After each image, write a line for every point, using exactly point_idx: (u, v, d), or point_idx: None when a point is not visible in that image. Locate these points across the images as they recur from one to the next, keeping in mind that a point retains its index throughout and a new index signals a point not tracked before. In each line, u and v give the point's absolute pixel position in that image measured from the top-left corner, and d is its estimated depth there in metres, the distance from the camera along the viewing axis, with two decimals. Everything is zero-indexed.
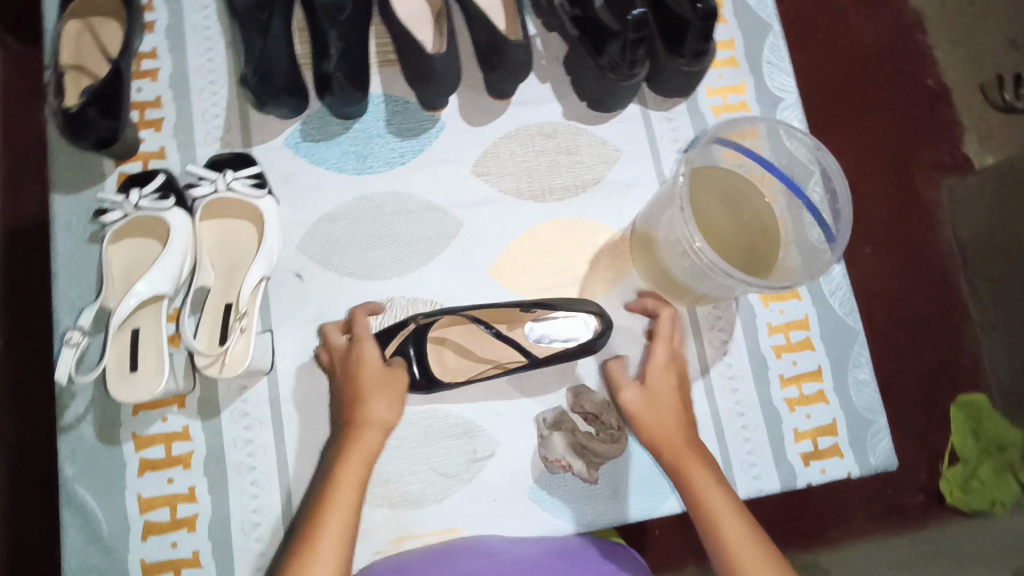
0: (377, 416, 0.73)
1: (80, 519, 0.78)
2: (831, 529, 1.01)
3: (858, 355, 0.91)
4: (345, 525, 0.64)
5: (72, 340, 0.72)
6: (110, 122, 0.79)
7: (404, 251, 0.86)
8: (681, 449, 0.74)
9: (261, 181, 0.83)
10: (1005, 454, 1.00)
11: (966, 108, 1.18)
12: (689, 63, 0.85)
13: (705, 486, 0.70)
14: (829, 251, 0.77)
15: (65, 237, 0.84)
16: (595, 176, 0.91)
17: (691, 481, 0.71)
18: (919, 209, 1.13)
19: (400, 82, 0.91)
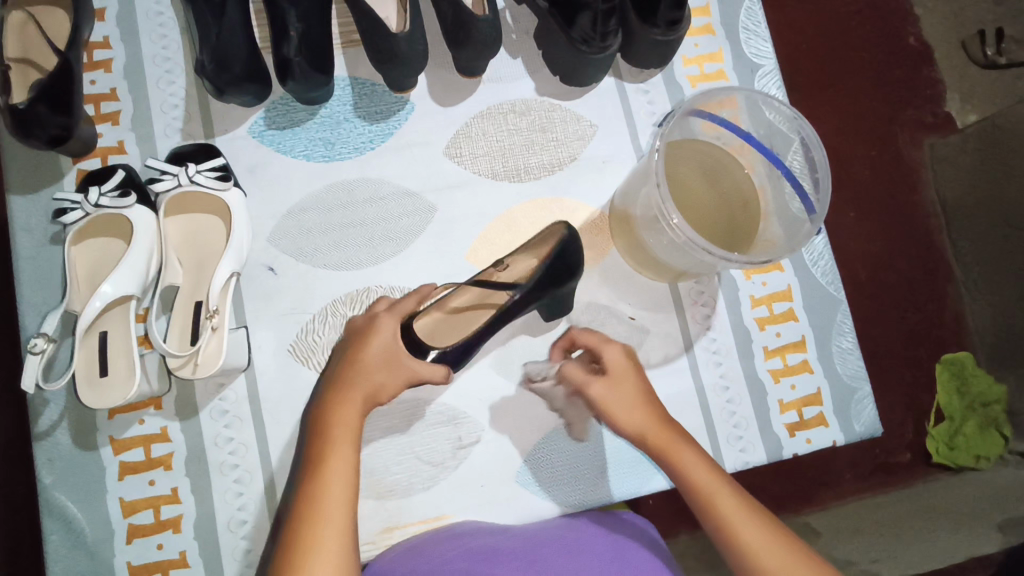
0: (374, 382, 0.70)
1: (62, 526, 0.76)
2: (820, 495, 1.02)
3: (841, 323, 0.90)
4: (348, 480, 0.62)
5: (36, 348, 0.70)
6: (63, 118, 0.75)
7: (378, 239, 0.84)
8: (649, 427, 0.70)
9: (225, 173, 0.80)
10: (989, 410, 1.01)
11: (948, 65, 1.16)
12: (663, 33, 0.82)
13: (682, 456, 0.67)
14: (809, 222, 0.76)
15: (25, 240, 0.81)
16: (571, 153, 0.89)
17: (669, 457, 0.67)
18: (902, 171, 1.12)
19: (366, 63, 0.88)
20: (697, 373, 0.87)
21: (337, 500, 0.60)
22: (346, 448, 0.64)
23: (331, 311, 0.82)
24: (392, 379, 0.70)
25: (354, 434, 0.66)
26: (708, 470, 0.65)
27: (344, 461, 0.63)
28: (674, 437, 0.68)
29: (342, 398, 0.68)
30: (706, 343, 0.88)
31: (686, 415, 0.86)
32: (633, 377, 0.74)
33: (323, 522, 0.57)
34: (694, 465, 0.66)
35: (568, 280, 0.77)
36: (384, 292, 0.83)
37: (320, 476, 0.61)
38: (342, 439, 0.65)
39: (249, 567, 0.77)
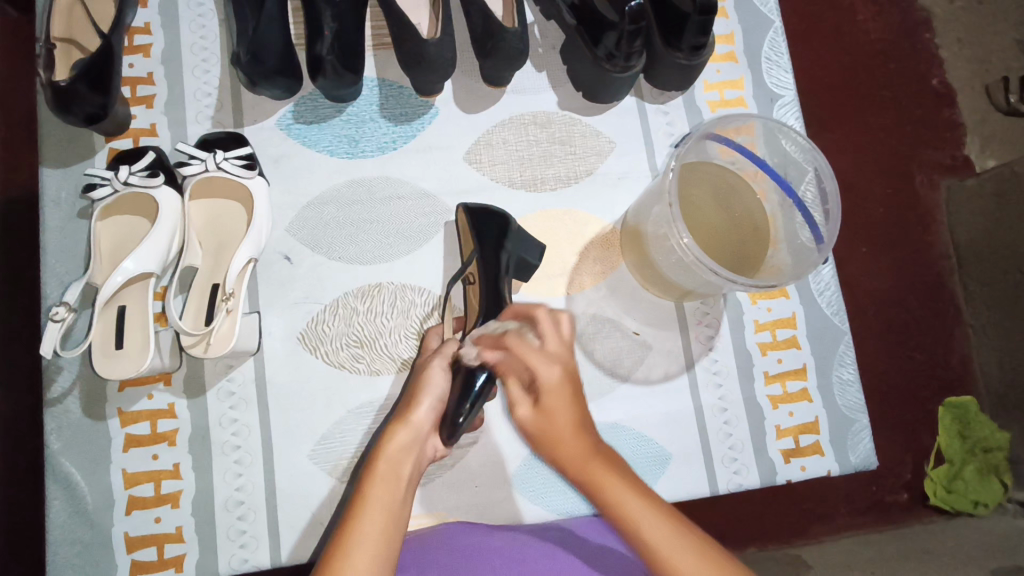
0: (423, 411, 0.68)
1: (65, 492, 0.78)
2: (812, 524, 1.02)
3: (844, 355, 0.91)
4: (385, 516, 0.58)
5: (57, 316, 0.72)
6: (101, 98, 0.78)
7: (392, 236, 0.86)
8: (585, 458, 0.61)
9: (250, 162, 0.82)
10: (990, 456, 1.00)
11: (969, 109, 1.17)
12: (686, 58, 0.84)
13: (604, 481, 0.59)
14: (817, 251, 0.77)
15: (53, 213, 0.83)
16: (588, 167, 0.91)
17: (607, 491, 0.59)
18: (917, 210, 1.12)
19: (395, 66, 0.90)
20: (697, 392, 0.88)
21: (377, 529, 0.57)
22: (393, 481, 0.62)
23: (342, 303, 0.84)
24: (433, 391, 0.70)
25: (404, 468, 0.63)
26: (650, 508, 0.57)
27: (388, 494, 0.60)
28: (607, 465, 0.60)
29: (395, 425, 0.67)
30: (707, 364, 0.89)
31: (683, 433, 0.87)
32: (570, 397, 0.63)
33: (358, 551, 0.55)
34: (632, 500, 0.57)
35: (506, 222, 0.81)
36: (396, 289, 0.85)
37: (362, 504, 0.59)
38: (391, 468, 0.62)
39: (243, 548, 0.79)
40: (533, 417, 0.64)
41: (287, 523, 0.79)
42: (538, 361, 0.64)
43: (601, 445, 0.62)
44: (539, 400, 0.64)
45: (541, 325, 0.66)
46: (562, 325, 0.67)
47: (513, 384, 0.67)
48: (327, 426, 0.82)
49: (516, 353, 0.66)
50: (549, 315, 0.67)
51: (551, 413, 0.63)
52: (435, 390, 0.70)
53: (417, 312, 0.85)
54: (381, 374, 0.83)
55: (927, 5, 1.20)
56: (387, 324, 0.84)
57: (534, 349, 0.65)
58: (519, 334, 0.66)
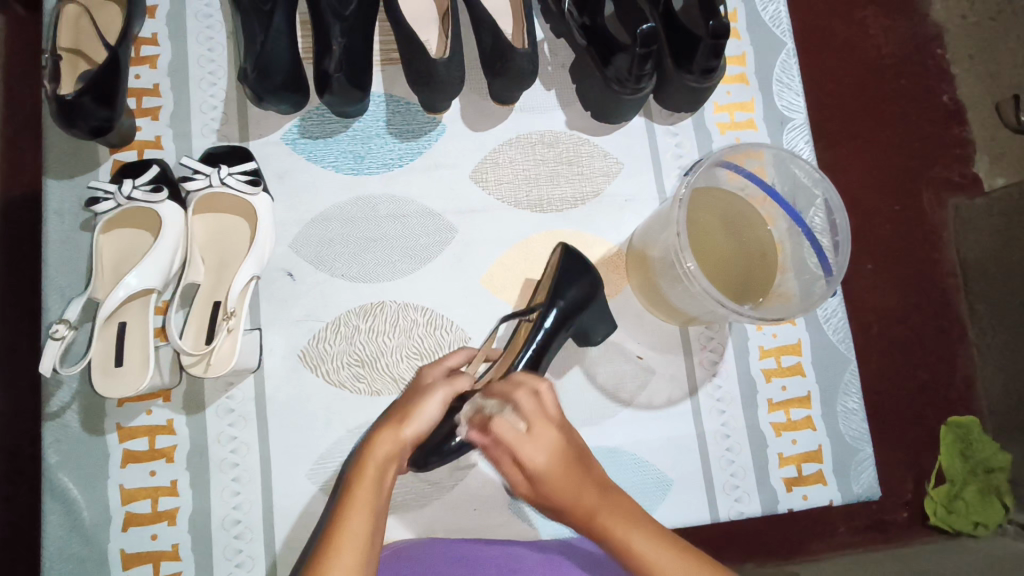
0: (420, 424, 0.68)
1: (62, 507, 0.78)
2: (811, 543, 1.01)
3: (849, 382, 0.90)
4: (372, 521, 0.60)
5: (57, 333, 0.72)
6: (106, 112, 0.78)
7: (396, 254, 0.85)
8: (593, 514, 0.60)
9: (255, 177, 0.81)
10: (991, 477, 0.99)
11: (979, 127, 1.16)
12: (696, 80, 0.83)
13: (628, 535, 0.60)
14: (825, 282, 0.76)
15: (55, 225, 0.83)
16: (595, 188, 0.90)
17: (615, 539, 0.60)
18: (925, 229, 1.11)
19: (402, 82, 0.90)
20: (700, 417, 0.87)
21: (362, 534, 0.58)
22: (380, 488, 0.63)
23: (344, 321, 0.84)
24: (431, 412, 0.69)
25: (390, 475, 0.65)
26: (660, 546, 0.59)
27: (375, 497, 0.62)
28: (617, 514, 0.61)
29: (384, 432, 0.67)
30: (710, 390, 0.88)
31: (684, 459, 0.86)
32: (565, 478, 0.59)
33: (343, 555, 0.57)
34: (638, 537, 0.60)
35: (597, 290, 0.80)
36: (398, 308, 0.85)
37: (349, 506, 0.61)
38: (379, 474, 0.64)
39: (240, 567, 0.78)
40: (530, 489, 0.61)
41: (284, 541, 0.79)
42: (525, 446, 0.59)
43: (605, 493, 0.62)
44: (534, 484, 0.59)
45: (523, 406, 0.60)
46: (544, 401, 0.61)
47: (506, 466, 0.61)
48: (327, 444, 0.81)
49: (503, 439, 0.59)
50: (528, 393, 0.61)
51: (542, 486, 0.59)
52: (431, 415, 0.69)
53: (419, 332, 0.84)
54: (381, 395, 0.82)
55: (940, 22, 1.18)
56: (389, 343, 0.84)
57: (520, 436, 0.59)
58: (502, 417, 0.60)
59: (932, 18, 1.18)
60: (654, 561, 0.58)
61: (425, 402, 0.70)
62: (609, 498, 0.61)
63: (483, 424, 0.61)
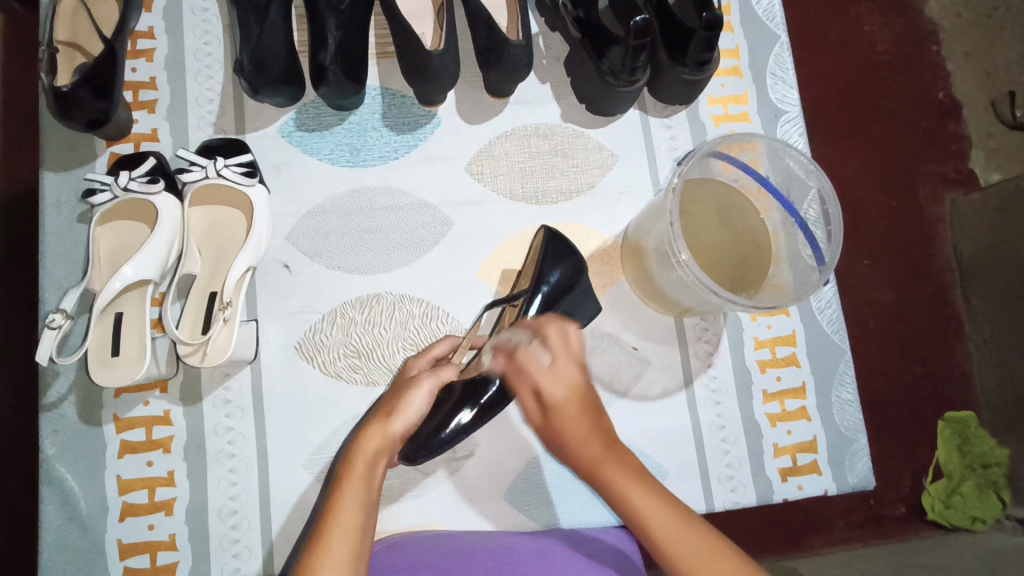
0: (404, 420, 0.69)
1: (59, 497, 0.78)
2: (807, 535, 1.01)
3: (844, 373, 0.90)
4: (362, 516, 0.60)
5: (53, 323, 0.72)
6: (102, 103, 0.78)
7: (392, 246, 0.86)
8: (596, 458, 0.67)
9: (251, 169, 0.82)
10: (989, 471, 0.98)
11: (974, 122, 1.17)
12: (690, 72, 0.84)
13: (632, 490, 0.64)
14: (818, 271, 0.76)
15: (53, 217, 0.83)
16: (590, 181, 0.91)
17: (613, 485, 0.66)
18: (921, 223, 1.12)
19: (398, 75, 0.90)
20: (696, 408, 0.88)
21: (353, 529, 0.59)
22: (370, 482, 0.64)
23: (340, 313, 0.84)
24: (415, 404, 0.70)
25: (378, 471, 0.65)
26: (655, 500, 0.63)
27: (363, 494, 0.62)
28: (623, 467, 0.66)
29: (372, 428, 0.68)
30: (705, 381, 0.88)
31: (679, 450, 0.86)
32: (577, 413, 0.70)
33: (335, 547, 0.57)
34: (638, 492, 0.64)
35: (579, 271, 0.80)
36: (394, 299, 0.85)
37: (337, 504, 0.61)
38: (366, 472, 0.64)
39: (236, 557, 0.79)
40: (541, 421, 0.72)
41: (280, 531, 0.79)
42: (545, 377, 0.70)
43: (610, 447, 0.69)
44: (546, 413, 0.71)
45: (551, 341, 0.72)
46: (570, 342, 0.72)
47: (524, 396, 0.73)
48: (323, 436, 0.81)
49: (526, 367, 0.72)
50: (558, 331, 0.72)
51: (556, 418, 0.70)
52: (417, 408, 0.70)
53: (415, 324, 0.85)
54: (377, 385, 0.83)
55: (935, 17, 1.19)
56: (385, 335, 0.84)
57: (542, 366, 0.71)
58: (529, 349, 0.72)
59: (927, 13, 1.19)
60: (643, 509, 0.63)
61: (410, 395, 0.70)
62: (616, 450, 0.68)
63: (508, 353, 0.74)
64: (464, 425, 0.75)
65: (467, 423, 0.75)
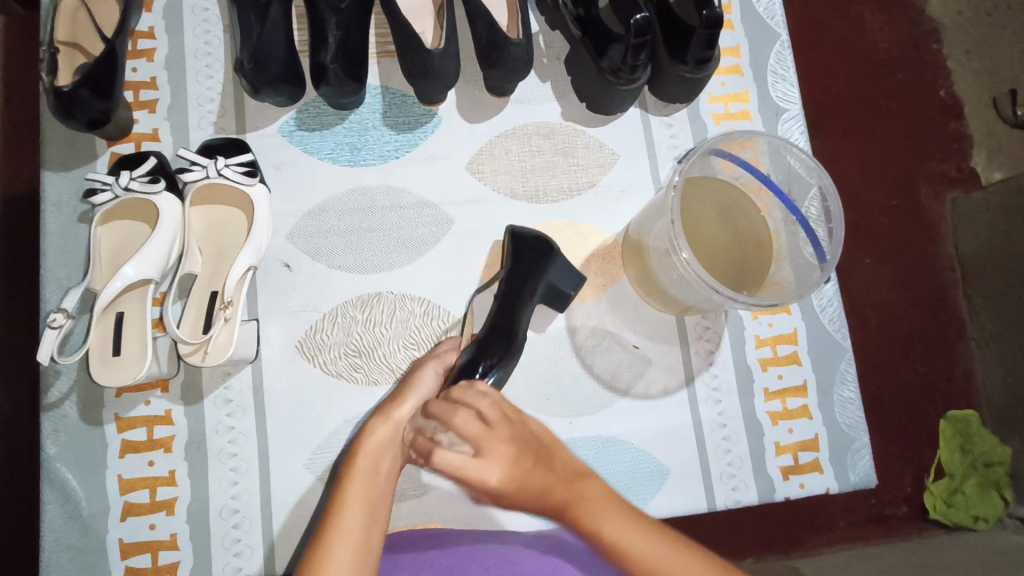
0: (408, 411, 0.70)
1: (60, 496, 0.78)
2: (809, 534, 1.01)
3: (846, 371, 0.90)
4: (366, 514, 0.61)
5: (55, 323, 0.72)
6: (103, 103, 0.78)
7: (391, 245, 0.86)
8: (559, 503, 0.60)
9: (252, 169, 0.82)
10: (992, 471, 0.98)
11: (975, 120, 1.16)
12: (691, 71, 0.84)
13: (603, 520, 0.59)
14: (819, 269, 0.76)
15: (54, 216, 0.83)
16: (591, 179, 0.91)
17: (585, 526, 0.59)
18: (922, 221, 1.11)
19: (398, 75, 0.90)
20: (697, 406, 0.87)
21: (356, 527, 0.59)
22: (373, 478, 0.64)
23: (341, 312, 0.84)
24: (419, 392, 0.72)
25: (385, 463, 0.66)
26: (638, 531, 0.58)
27: (367, 490, 0.63)
28: (588, 500, 0.60)
29: (375, 421, 0.69)
30: (707, 379, 0.88)
31: (681, 448, 0.86)
32: (525, 479, 0.60)
33: (340, 545, 0.57)
34: (610, 522, 0.58)
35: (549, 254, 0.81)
36: (394, 298, 0.85)
37: (341, 501, 0.62)
38: (369, 467, 0.65)
39: (237, 556, 0.78)
40: (498, 502, 0.61)
41: (281, 531, 0.79)
42: (474, 470, 0.59)
43: (569, 484, 0.61)
44: (497, 499, 0.60)
45: (466, 426, 0.61)
46: (484, 416, 0.61)
47: (463, 483, 0.62)
48: (324, 435, 0.81)
49: (449, 471, 0.59)
50: (484, 399, 0.63)
51: (509, 497, 0.60)
52: (424, 391, 0.72)
53: (416, 323, 0.85)
54: (378, 384, 0.83)
55: (936, 16, 1.19)
56: (386, 334, 0.84)
57: (467, 462, 0.59)
58: (444, 449, 0.60)
59: (928, 11, 1.19)
60: (624, 543, 0.57)
61: (416, 381, 0.73)
62: (577, 487, 0.61)
63: (428, 449, 0.62)
64: None
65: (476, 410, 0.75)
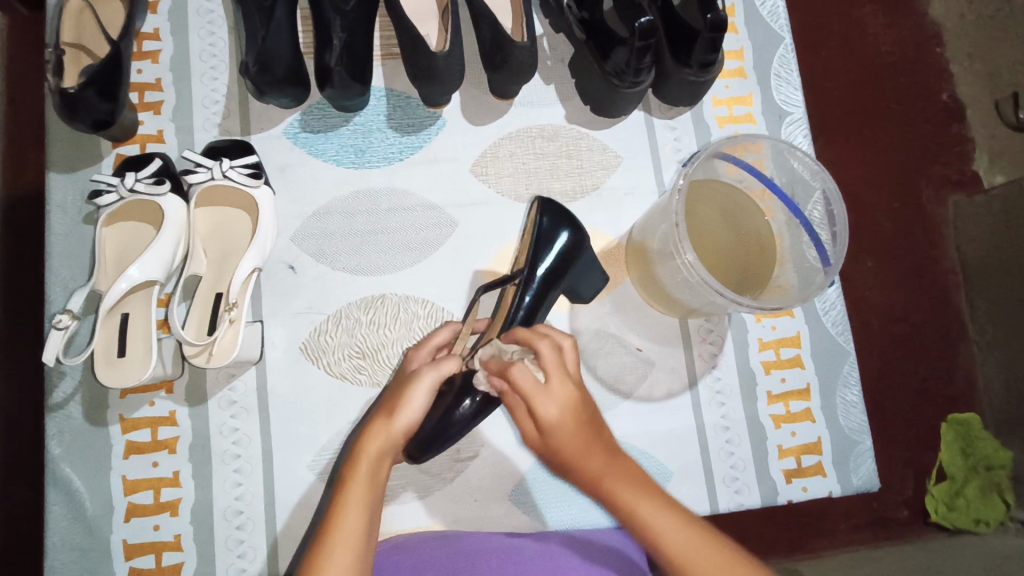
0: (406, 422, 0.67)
1: (64, 497, 0.78)
2: (811, 537, 1.01)
3: (848, 374, 0.90)
4: (366, 519, 0.60)
5: (60, 324, 0.72)
6: (109, 105, 0.78)
7: (396, 246, 0.86)
8: (601, 477, 0.62)
9: (257, 170, 0.82)
10: (993, 473, 0.98)
11: (978, 123, 1.16)
12: (695, 74, 0.84)
13: (641, 505, 0.60)
14: (822, 272, 0.76)
15: (59, 218, 0.83)
16: (594, 182, 0.91)
17: (621, 503, 0.61)
18: (924, 225, 1.12)
19: (403, 77, 0.90)
20: (700, 409, 0.88)
21: (354, 532, 0.59)
22: (374, 482, 0.63)
23: (345, 314, 0.84)
24: (411, 408, 0.67)
25: (382, 471, 0.65)
26: (679, 523, 0.59)
27: (367, 494, 0.62)
28: (627, 481, 0.62)
29: (373, 431, 0.66)
30: (710, 382, 0.88)
31: (683, 451, 0.86)
32: (574, 434, 0.62)
33: (338, 549, 0.57)
34: (649, 509, 0.60)
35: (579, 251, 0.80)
36: (398, 300, 0.85)
37: (341, 502, 0.61)
38: (370, 474, 0.63)
39: (240, 558, 0.79)
40: (541, 442, 0.64)
41: (285, 532, 0.79)
42: (539, 397, 0.61)
43: (612, 460, 0.63)
44: (545, 435, 0.62)
45: (544, 355, 0.62)
46: (565, 353, 0.63)
47: (519, 412, 0.64)
48: (328, 436, 0.82)
49: (519, 386, 0.62)
50: (551, 344, 0.63)
51: (557, 444, 0.62)
52: (416, 411, 0.67)
53: (420, 324, 0.85)
54: (382, 386, 0.83)
55: (939, 19, 1.19)
56: (389, 335, 0.84)
57: (537, 389, 0.61)
58: (521, 366, 0.62)
59: (931, 15, 1.19)
60: (659, 531, 0.58)
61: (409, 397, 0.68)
62: (619, 465, 0.63)
63: (501, 369, 0.64)
64: (467, 416, 0.76)
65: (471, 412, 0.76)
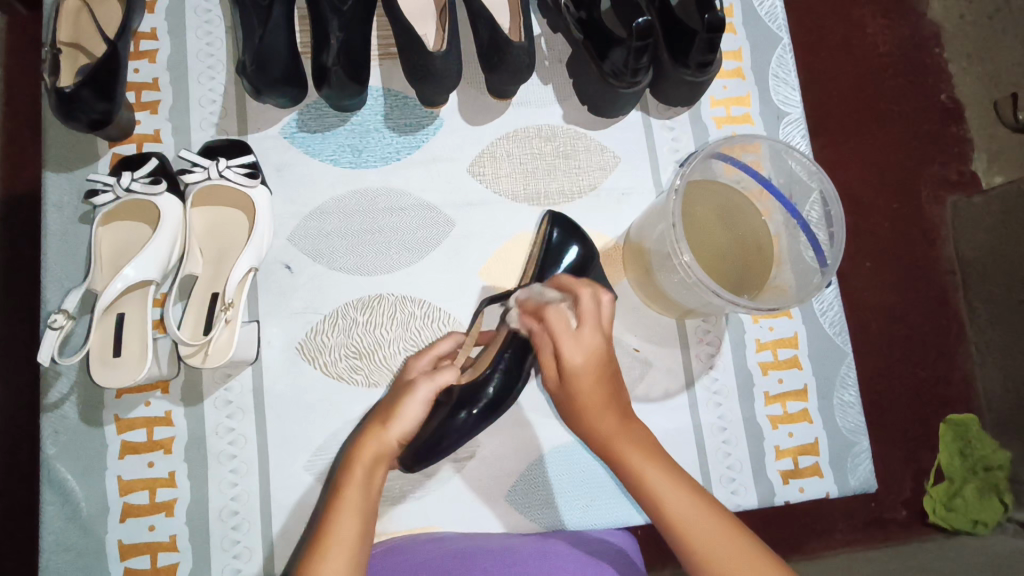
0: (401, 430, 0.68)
1: (60, 497, 0.78)
2: (808, 538, 1.01)
3: (846, 375, 0.90)
4: (361, 523, 0.60)
5: (56, 323, 0.72)
6: (105, 104, 0.78)
7: (393, 246, 0.86)
8: (613, 436, 0.65)
9: (253, 170, 0.82)
10: (991, 474, 0.98)
11: (976, 124, 1.16)
12: (693, 74, 0.84)
13: (645, 463, 0.63)
14: (819, 273, 0.76)
15: (55, 217, 0.83)
16: (592, 182, 0.91)
17: (630, 465, 0.63)
18: (923, 225, 1.12)
19: (400, 77, 0.90)
20: (697, 410, 0.87)
21: (350, 535, 0.59)
22: (369, 488, 0.64)
23: (342, 313, 0.84)
24: (405, 420, 0.68)
25: (376, 479, 0.65)
26: (678, 487, 0.61)
27: (362, 499, 0.62)
28: (639, 444, 0.65)
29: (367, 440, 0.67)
30: (707, 383, 0.88)
31: (680, 452, 0.86)
32: (595, 383, 0.66)
33: (334, 552, 0.57)
34: (654, 471, 0.62)
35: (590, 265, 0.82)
36: (395, 300, 0.85)
37: (337, 505, 0.61)
38: (363, 482, 0.64)
39: (236, 558, 0.78)
40: (559, 386, 0.69)
41: (280, 532, 0.79)
42: (567, 342, 0.66)
43: (624, 421, 0.67)
44: (566, 378, 0.67)
45: (584, 303, 0.67)
46: (601, 306, 0.68)
47: (546, 354, 0.69)
48: (324, 436, 0.81)
49: (552, 327, 0.67)
50: (591, 293, 0.68)
51: (577, 388, 0.67)
52: (411, 423, 0.68)
53: (416, 325, 0.85)
54: (379, 387, 0.83)
55: (937, 19, 1.19)
56: (386, 336, 0.84)
57: (568, 332, 0.66)
58: (559, 308, 0.67)
59: (930, 15, 1.19)
60: (661, 490, 0.61)
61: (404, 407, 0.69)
62: (628, 429, 0.66)
63: (535, 309, 0.70)
64: (463, 428, 0.75)
65: (466, 424, 0.75)
